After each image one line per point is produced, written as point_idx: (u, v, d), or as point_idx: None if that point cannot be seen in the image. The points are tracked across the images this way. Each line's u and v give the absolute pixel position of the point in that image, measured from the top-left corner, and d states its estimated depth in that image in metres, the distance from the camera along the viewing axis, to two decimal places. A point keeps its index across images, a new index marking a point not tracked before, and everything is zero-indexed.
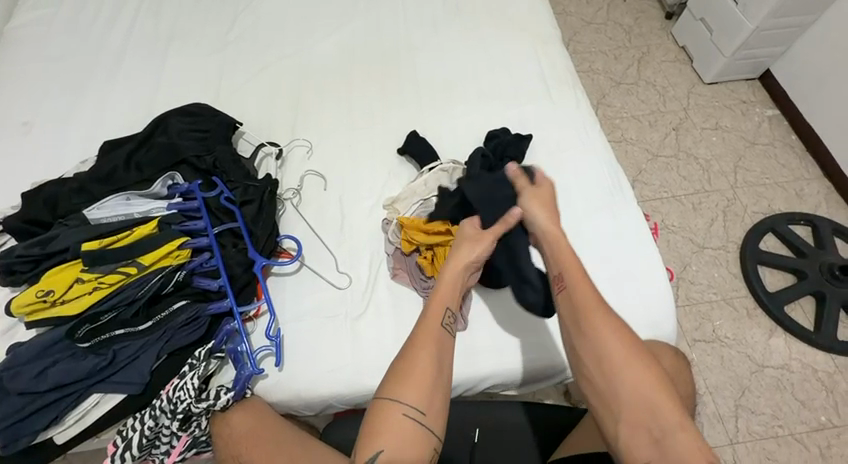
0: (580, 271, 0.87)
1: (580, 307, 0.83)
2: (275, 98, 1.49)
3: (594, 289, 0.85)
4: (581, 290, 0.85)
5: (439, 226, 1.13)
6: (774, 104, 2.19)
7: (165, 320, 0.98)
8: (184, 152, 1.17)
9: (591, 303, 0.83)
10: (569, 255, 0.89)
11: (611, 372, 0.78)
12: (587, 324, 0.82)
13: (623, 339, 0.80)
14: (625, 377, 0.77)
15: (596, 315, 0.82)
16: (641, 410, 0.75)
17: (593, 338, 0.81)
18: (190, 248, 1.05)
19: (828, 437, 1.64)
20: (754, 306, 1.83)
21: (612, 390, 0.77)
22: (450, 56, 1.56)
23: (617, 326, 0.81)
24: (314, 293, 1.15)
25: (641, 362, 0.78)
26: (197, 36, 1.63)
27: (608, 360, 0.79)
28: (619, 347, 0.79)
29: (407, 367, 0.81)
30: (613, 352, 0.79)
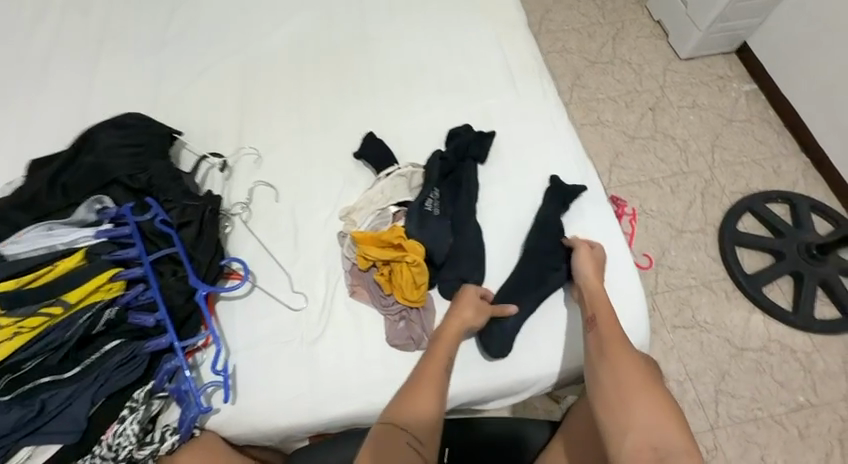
0: (609, 314, 0.98)
1: (605, 338, 0.93)
2: (220, 101, 1.37)
3: (621, 330, 0.95)
4: (607, 327, 0.95)
5: (394, 240, 1.06)
6: (751, 78, 2.12)
7: (97, 362, 0.90)
8: (114, 171, 1.06)
9: (616, 338, 0.93)
10: (604, 303, 1.01)
11: (625, 391, 0.84)
12: (610, 353, 0.91)
13: (638, 367, 0.88)
14: (637, 398, 0.83)
15: (618, 346, 0.91)
16: (649, 430, 0.79)
17: (614, 364, 0.89)
18: (123, 280, 0.96)
19: (806, 417, 1.65)
20: (733, 289, 1.81)
21: (625, 408, 0.83)
22: (408, 46, 1.45)
23: (636, 360, 0.89)
24: (268, 317, 1.07)
25: (655, 390, 0.85)
26: (132, 35, 1.49)
27: (622, 381, 0.86)
28: (635, 373, 0.87)
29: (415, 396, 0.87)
30: (629, 376, 0.86)
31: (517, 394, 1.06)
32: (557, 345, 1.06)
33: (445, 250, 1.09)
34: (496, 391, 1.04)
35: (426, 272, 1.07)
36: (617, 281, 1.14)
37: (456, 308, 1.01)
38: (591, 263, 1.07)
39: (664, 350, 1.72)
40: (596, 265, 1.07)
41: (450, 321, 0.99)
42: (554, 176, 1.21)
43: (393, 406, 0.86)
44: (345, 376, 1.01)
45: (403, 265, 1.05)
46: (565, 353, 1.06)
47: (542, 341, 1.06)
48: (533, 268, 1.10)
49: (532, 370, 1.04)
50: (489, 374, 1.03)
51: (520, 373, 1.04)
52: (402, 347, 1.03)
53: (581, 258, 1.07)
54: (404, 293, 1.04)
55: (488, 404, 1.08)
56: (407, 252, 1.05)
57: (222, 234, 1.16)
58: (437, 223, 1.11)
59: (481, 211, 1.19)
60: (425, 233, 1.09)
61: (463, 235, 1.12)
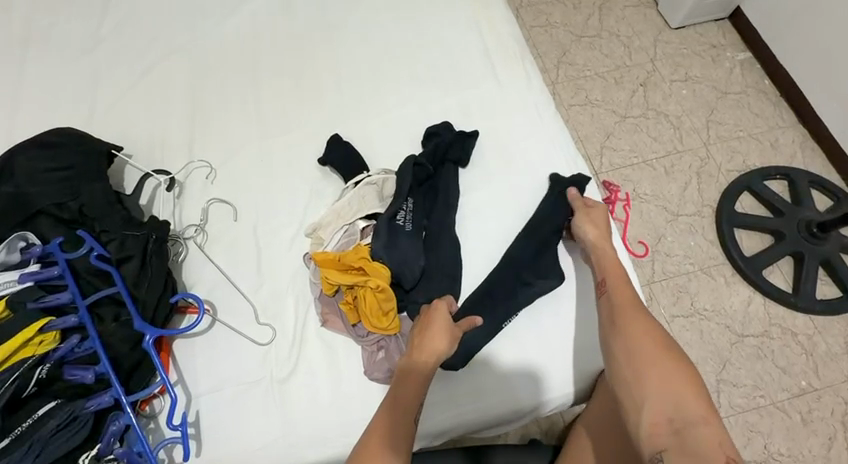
0: (621, 278, 0.91)
1: (616, 306, 0.85)
2: (165, 106, 1.21)
3: (635, 294, 0.88)
4: (619, 292, 0.88)
5: (356, 263, 0.95)
6: (746, 46, 1.94)
7: (31, 429, 0.77)
8: (38, 201, 0.93)
9: (627, 304, 0.85)
10: (614, 264, 0.94)
11: (639, 361, 0.76)
12: (622, 321, 0.82)
13: (655, 336, 0.79)
14: (653, 368, 0.74)
15: (630, 314, 0.83)
16: (664, 397, 0.71)
17: (625, 330, 0.81)
18: (56, 330, 0.83)
19: (809, 402, 1.48)
20: (732, 274, 1.62)
21: (637, 376, 0.75)
22: (372, 35, 1.29)
23: (651, 327, 0.80)
24: (231, 355, 0.96)
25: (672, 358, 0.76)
26: (62, 35, 1.31)
27: (635, 351, 0.77)
28: (650, 343, 0.78)
29: (381, 426, 0.76)
30: (642, 345, 0.78)
31: (513, 421, 0.97)
32: (555, 368, 0.96)
33: (416, 272, 0.99)
34: (489, 421, 0.95)
35: (393, 295, 0.97)
36: None
37: (426, 331, 0.88)
38: (596, 222, 1.01)
39: None
40: (603, 228, 1.02)
41: (420, 349, 0.86)
42: (554, 175, 1.10)
43: (364, 436, 0.75)
44: (320, 417, 0.91)
45: (367, 290, 0.93)
46: (565, 376, 0.96)
47: (538, 364, 0.97)
48: (520, 282, 1.00)
49: (527, 398, 0.95)
50: (480, 405, 0.94)
51: (514, 401, 0.94)
52: (382, 381, 0.93)
53: (584, 219, 1.02)
54: (372, 321, 0.93)
55: (482, 434, 0.99)
56: (370, 276, 0.94)
57: (174, 261, 1.03)
58: (408, 240, 1.01)
59: (462, 222, 1.08)
60: (393, 253, 0.98)
61: (437, 253, 1.03)
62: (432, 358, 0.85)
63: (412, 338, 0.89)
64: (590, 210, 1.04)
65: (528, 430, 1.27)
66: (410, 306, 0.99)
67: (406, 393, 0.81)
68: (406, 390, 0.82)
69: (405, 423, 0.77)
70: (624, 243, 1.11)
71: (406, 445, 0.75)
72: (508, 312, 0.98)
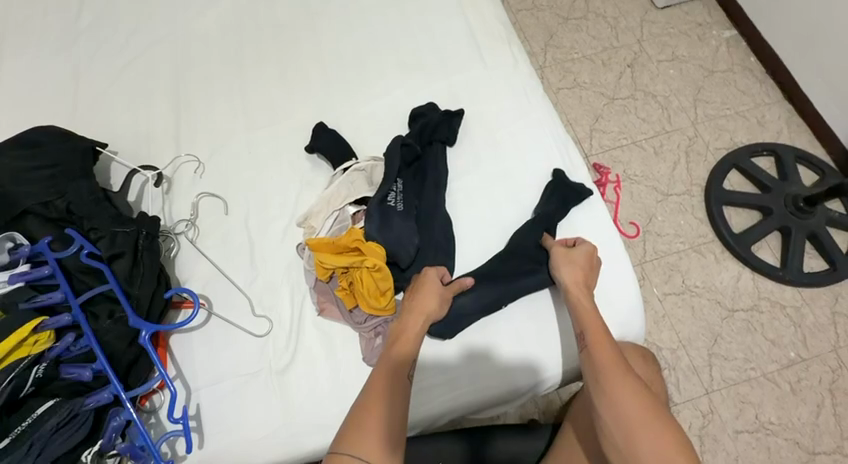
0: (600, 329, 0.85)
1: (600, 369, 0.79)
2: (149, 100, 1.19)
3: (614, 346, 0.83)
4: (600, 349, 0.82)
5: (350, 245, 0.96)
6: (731, 24, 1.94)
7: (31, 428, 0.76)
8: (24, 201, 0.91)
9: (611, 362, 0.80)
10: (592, 315, 0.88)
11: (632, 438, 0.72)
12: (608, 388, 0.76)
13: (645, 401, 0.74)
14: (647, 441, 0.71)
15: (615, 375, 0.78)
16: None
17: (612, 397, 0.76)
18: (50, 330, 0.83)
19: (798, 372, 1.52)
20: (722, 251, 1.65)
21: (633, 452, 0.71)
22: (357, 23, 1.27)
23: (637, 387, 0.76)
24: (229, 348, 0.96)
25: (663, 425, 0.72)
26: (38, 31, 1.28)
27: (627, 425, 0.73)
28: (642, 412, 0.73)
29: (379, 382, 0.78)
30: (632, 412, 0.73)
31: (509, 402, 0.99)
32: (550, 347, 0.97)
33: (411, 252, 0.99)
34: (486, 402, 0.96)
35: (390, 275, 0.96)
36: (607, 270, 1.04)
37: (417, 293, 0.92)
38: (574, 266, 0.96)
39: (656, 319, 1.57)
40: (585, 271, 0.96)
41: (411, 309, 0.90)
42: (555, 171, 1.09)
43: (361, 397, 0.76)
44: (320, 405, 0.92)
45: (363, 270, 0.94)
46: (560, 356, 0.97)
47: (534, 344, 0.98)
48: (513, 263, 1.01)
49: (524, 379, 0.96)
50: (476, 386, 0.96)
51: (510, 382, 0.96)
52: None
53: (564, 265, 0.96)
54: (370, 302, 0.94)
55: (480, 414, 1.00)
56: (366, 255, 0.94)
57: (166, 257, 1.03)
58: (401, 221, 1.00)
59: (453, 204, 1.08)
60: (387, 234, 0.98)
61: (432, 235, 1.03)
62: (424, 316, 0.89)
63: (403, 302, 0.93)
64: (567, 254, 0.98)
65: (526, 410, 1.29)
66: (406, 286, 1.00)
67: (399, 350, 0.84)
68: (398, 346, 0.85)
69: (398, 376, 0.80)
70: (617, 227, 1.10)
71: (402, 397, 0.78)
72: (501, 294, 0.99)
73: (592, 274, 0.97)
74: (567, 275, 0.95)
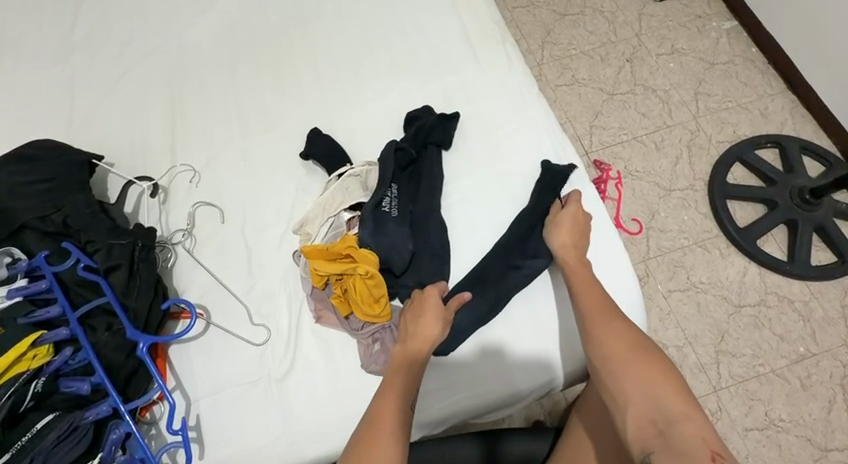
0: (589, 278, 0.91)
1: (587, 315, 0.85)
2: (145, 110, 1.20)
3: (604, 296, 0.88)
4: (589, 298, 0.87)
5: (343, 252, 0.96)
6: (732, 14, 1.91)
7: (31, 442, 0.76)
8: (22, 215, 0.92)
9: (599, 309, 0.85)
10: (581, 272, 0.93)
11: (617, 370, 0.75)
12: (595, 330, 0.82)
13: (629, 339, 0.79)
14: (630, 372, 0.74)
15: (603, 321, 0.83)
16: (645, 404, 0.70)
17: (596, 338, 0.81)
18: (49, 343, 0.83)
19: (808, 367, 1.49)
20: (727, 245, 1.62)
21: (616, 382, 0.74)
22: (349, 27, 1.27)
23: (624, 329, 0.81)
24: (228, 356, 0.96)
25: (646, 358, 0.75)
26: (34, 45, 1.28)
27: (610, 360, 0.77)
28: (625, 348, 0.77)
29: (387, 404, 0.78)
30: (615, 348, 0.78)
31: (510, 406, 0.98)
32: (550, 352, 0.96)
33: (406, 258, 0.99)
34: (487, 407, 0.95)
35: (383, 281, 0.96)
36: (606, 268, 1.02)
37: (420, 318, 0.90)
38: (563, 230, 0.98)
39: (661, 316, 1.55)
40: (575, 221, 1.00)
41: (414, 334, 0.88)
42: (551, 169, 1.08)
43: (368, 419, 0.77)
44: (320, 413, 0.92)
45: (355, 277, 0.93)
46: (561, 358, 0.96)
47: (534, 346, 0.96)
48: (511, 265, 1.01)
49: (524, 383, 0.95)
50: (477, 391, 0.95)
51: (510, 387, 0.95)
52: (379, 373, 0.93)
53: (549, 221, 1.02)
54: (363, 309, 0.93)
55: (483, 418, 0.99)
56: (358, 263, 0.94)
57: (164, 267, 1.03)
58: (395, 226, 1.00)
59: (448, 207, 1.08)
60: (381, 240, 0.98)
61: (427, 239, 1.03)
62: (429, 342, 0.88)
63: (405, 323, 0.91)
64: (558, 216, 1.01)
65: (532, 411, 1.28)
66: (401, 292, 1.00)
67: (406, 376, 0.84)
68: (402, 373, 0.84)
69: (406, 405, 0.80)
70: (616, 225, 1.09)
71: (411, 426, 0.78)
72: (499, 296, 0.98)
73: (581, 230, 0.99)
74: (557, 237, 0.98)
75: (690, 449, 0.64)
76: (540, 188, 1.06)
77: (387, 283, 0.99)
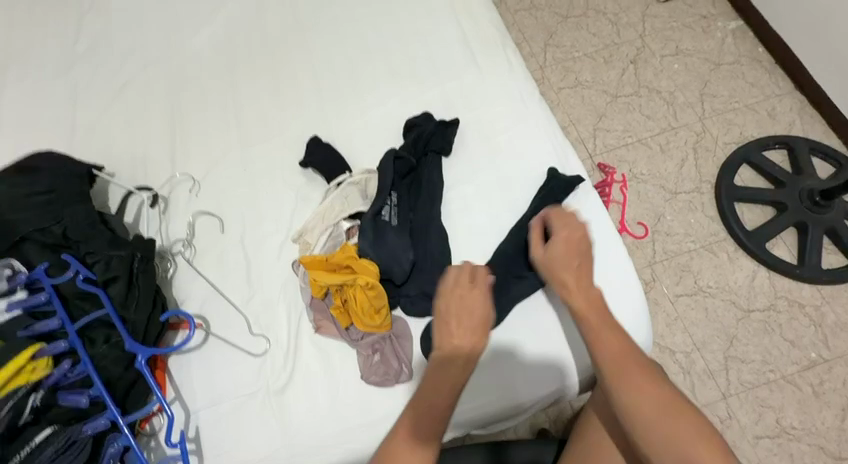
0: (602, 322, 0.83)
1: (609, 363, 0.78)
2: (146, 121, 1.20)
3: (623, 337, 0.80)
4: (609, 343, 0.80)
5: (343, 262, 0.95)
6: (738, 14, 1.88)
7: (29, 457, 0.76)
8: (21, 227, 0.92)
9: (621, 355, 0.78)
10: (588, 307, 0.85)
11: (652, 433, 0.70)
12: (621, 384, 0.75)
13: (661, 396, 0.73)
14: (666, 434, 0.69)
15: (628, 372, 0.76)
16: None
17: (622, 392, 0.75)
18: (48, 356, 0.83)
19: (820, 374, 1.45)
20: (735, 249, 1.59)
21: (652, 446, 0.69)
22: (348, 34, 1.26)
23: (649, 379, 0.74)
24: (227, 368, 0.96)
25: (682, 415, 0.70)
26: (38, 57, 1.29)
27: (645, 426, 0.71)
28: (658, 405, 0.72)
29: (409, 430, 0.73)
30: (645, 405, 0.72)
31: (512, 417, 0.96)
32: (552, 362, 0.94)
33: (406, 268, 0.97)
34: (488, 417, 0.94)
35: (384, 292, 0.95)
36: (610, 276, 1.00)
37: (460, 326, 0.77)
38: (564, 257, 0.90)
39: (668, 322, 1.52)
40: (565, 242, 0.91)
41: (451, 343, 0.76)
42: (553, 175, 1.06)
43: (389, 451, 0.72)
44: (320, 426, 0.91)
45: (356, 288, 0.92)
46: (563, 369, 0.94)
47: (536, 356, 0.95)
48: (513, 273, 0.99)
49: (526, 394, 0.93)
50: (478, 401, 0.93)
51: (512, 398, 0.93)
52: (379, 384, 0.92)
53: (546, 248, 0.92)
54: (364, 321, 0.92)
55: (485, 428, 0.98)
56: (358, 273, 0.93)
57: (163, 278, 1.03)
58: (395, 235, 0.99)
59: (449, 215, 1.06)
60: (381, 249, 0.97)
61: (427, 248, 1.01)
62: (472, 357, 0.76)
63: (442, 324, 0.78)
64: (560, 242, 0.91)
65: (536, 420, 1.26)
66: (401, 302, 0.98)
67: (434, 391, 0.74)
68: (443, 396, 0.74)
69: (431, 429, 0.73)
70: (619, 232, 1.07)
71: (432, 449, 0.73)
72: (501, 305, 0.97)
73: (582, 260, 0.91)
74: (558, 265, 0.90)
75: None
76: (542, 195, 1.04)
77: (387, 293, 0.98)
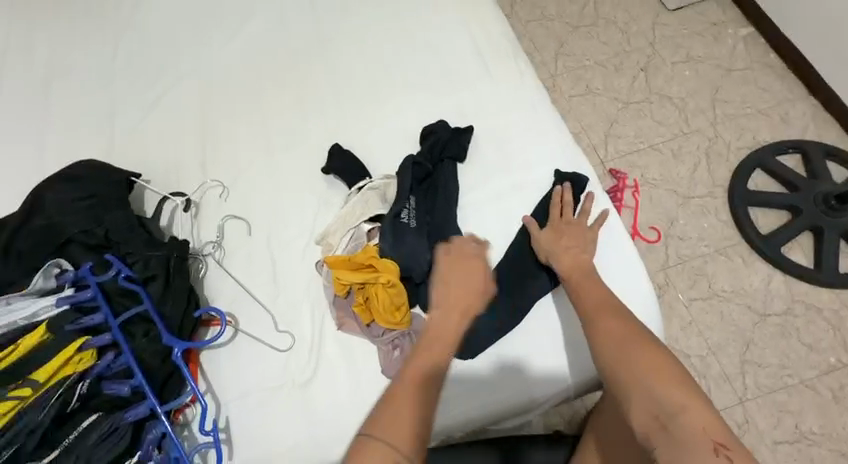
0: (585, 281, 0.92)
1: (587, 305, 0.87)
2: (178, 131, 1.28)
3: (604, 289, 0.90)
4: (588, 292, 0.89)
5: (366, 261, 1.00)
6: (748, 21, 1.91)
7: (77, 440, 0.83)
8: (69, 230, 1.00)
9: (598, 301, 0.87)
10: (580, 270, 0.95)
11: (616, 353, 0.77)
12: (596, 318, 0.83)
13: (631, 332, 0.79)
14: (628, 354, 0.76)
15: (605, 314, 0.84)
16: (652, 399, 0.70)
17: (595, 325, 0.82)
18: (93, 348, 0.90)
19: (840, 379, 1.44)
20: (749, 253, 1.60)
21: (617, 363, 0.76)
22: (369, 47, 1.33)
23: (621, 318, 0.82)
24: (255, 363, 1.01)
25: (648, 348, 0.76)
26: (81, 73, 1.39)
27: (612, 355, 0.77)
28: (625, 333, 0.79)
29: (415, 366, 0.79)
30: (614, 333, 0.79)
31: (527, 413, 0.99)
32: (565, 360, 0.98)
33: (425, 268, 1.01)
34: (504, 413, 0.97)
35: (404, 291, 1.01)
36: (621, 277, 1.03)
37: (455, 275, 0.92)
38: (556, 238, 1.01)
39: (683, 325, 1.53)
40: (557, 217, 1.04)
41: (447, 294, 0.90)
42: (566, 179, 1.10)
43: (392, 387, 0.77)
44: (342, 417, 0.95)
45: (378, 286, 0.98)
46: (577, 367, 0.97)
47: (549, 355, 0.98)
48: (529, 272, 1.03)
49: (540, 391, 0.97)
50: (495, 397, 0.97)
51: (527, 394, 0.97)
52: None
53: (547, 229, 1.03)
54: (386, 318, 0.97)
55: (500, 424, 1.01)
56: (380, 272, 0.99)
57: (196, 277, 1.09)
58: (414, 236, 1.04)
59: (464, 218, 1.11)
60: (400, 249, 1.02)
61: None
62: (475, 302, 0.90)
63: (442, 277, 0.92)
64: (551, 229, 1.03)
65: (550, 421, 1.28)
66: (420, 300, 1.03)
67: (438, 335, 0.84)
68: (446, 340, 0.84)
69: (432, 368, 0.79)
70: (631, 235, 1.10)
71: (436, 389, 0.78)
72: (516, 302, 1.01)
73: (576, 241, 1.01)
74: (551, 245, 1.00)
75: (698, 441, 0.65)
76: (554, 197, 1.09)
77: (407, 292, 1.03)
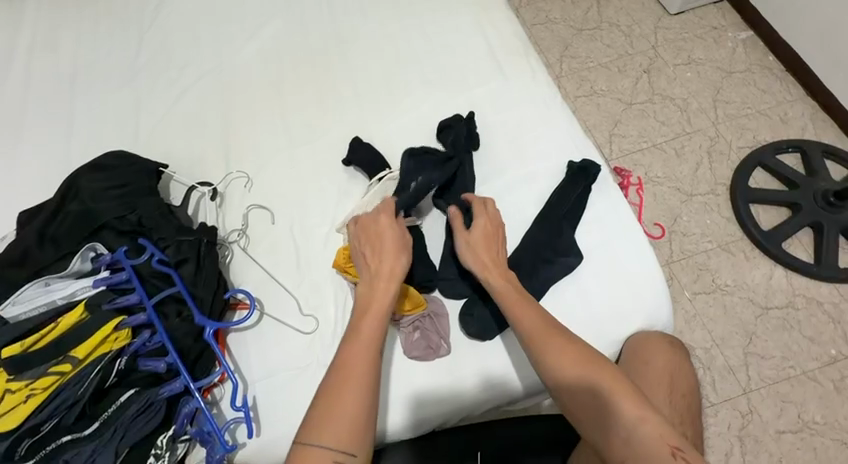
0: (519, 300, 0.94)
1: (532, 332, 0.90)
2: (201, 126, 1.33)
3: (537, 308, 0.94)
4: (526, 316, 0.92)
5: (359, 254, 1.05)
6: (747, 25, 1.97)
7: (117, 413, 0.88)
8: (103, 215, 1.04)
9: (540, 326, 0.91)
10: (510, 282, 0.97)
11: (571, 386, 0.84)
12: (545, 347, 0.88)
13: (583, 358, 0.86)
14: (582, 385, 0.83)
15: (551, 341, 0.88)
16: (615, 427, 0.78)
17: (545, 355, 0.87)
18: (128, 328, 0.93)
19: (841, 370, 1.49)
20: (751, 248, 1.64)
21: (579, 394, 0.83)
22: (385, 47, 1.38)
23: (567, 342, 0.88)
24: (280, 344, 1.05)
25: (600, 371, 0.84)
26: (105, 70, 1.44)
27: (569, 385, 0.84)
28: (576, 360, 0.86)
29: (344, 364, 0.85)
30: (565, 363, 0.86)
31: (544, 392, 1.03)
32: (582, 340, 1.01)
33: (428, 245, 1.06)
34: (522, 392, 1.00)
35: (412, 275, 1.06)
36: (632, 264, 1.08)
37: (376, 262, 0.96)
38: (481, 243, 1.01)
39: (687, 318, 1.57)
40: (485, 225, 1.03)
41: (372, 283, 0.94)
42: (579, 169, 1.14)
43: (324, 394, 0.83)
44: None
45: None
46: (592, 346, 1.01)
47: None
48: (545, 257, 1.07)
49: None
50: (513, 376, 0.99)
51: None
52: (422, 358, 1.01)
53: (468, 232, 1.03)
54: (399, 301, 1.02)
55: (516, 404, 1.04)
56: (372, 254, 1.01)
57: (222, 264, 1.14)
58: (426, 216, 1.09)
59: None
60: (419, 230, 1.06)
61: None
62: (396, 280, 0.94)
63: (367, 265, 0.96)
64: (482, 228, 1.03)
65: None
66: (440, 284, 1.08)
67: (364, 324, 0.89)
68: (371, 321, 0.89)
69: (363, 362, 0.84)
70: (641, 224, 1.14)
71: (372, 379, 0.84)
72: (532, 286, 1.05)
73: (497, 243, 1.03)
74: (477, 250, 1.01)
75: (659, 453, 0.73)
76: (569, 187, 1.13)
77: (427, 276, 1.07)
